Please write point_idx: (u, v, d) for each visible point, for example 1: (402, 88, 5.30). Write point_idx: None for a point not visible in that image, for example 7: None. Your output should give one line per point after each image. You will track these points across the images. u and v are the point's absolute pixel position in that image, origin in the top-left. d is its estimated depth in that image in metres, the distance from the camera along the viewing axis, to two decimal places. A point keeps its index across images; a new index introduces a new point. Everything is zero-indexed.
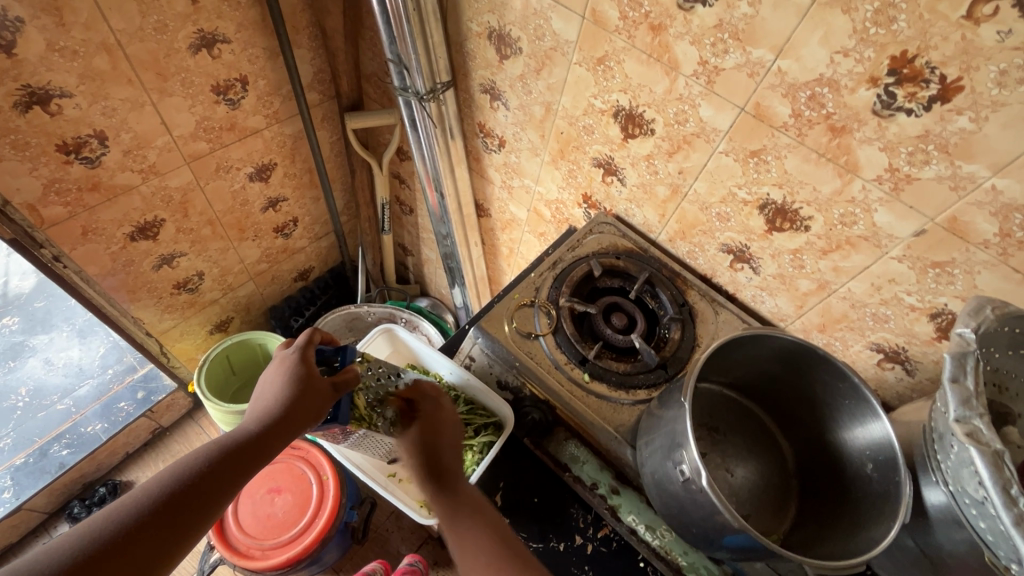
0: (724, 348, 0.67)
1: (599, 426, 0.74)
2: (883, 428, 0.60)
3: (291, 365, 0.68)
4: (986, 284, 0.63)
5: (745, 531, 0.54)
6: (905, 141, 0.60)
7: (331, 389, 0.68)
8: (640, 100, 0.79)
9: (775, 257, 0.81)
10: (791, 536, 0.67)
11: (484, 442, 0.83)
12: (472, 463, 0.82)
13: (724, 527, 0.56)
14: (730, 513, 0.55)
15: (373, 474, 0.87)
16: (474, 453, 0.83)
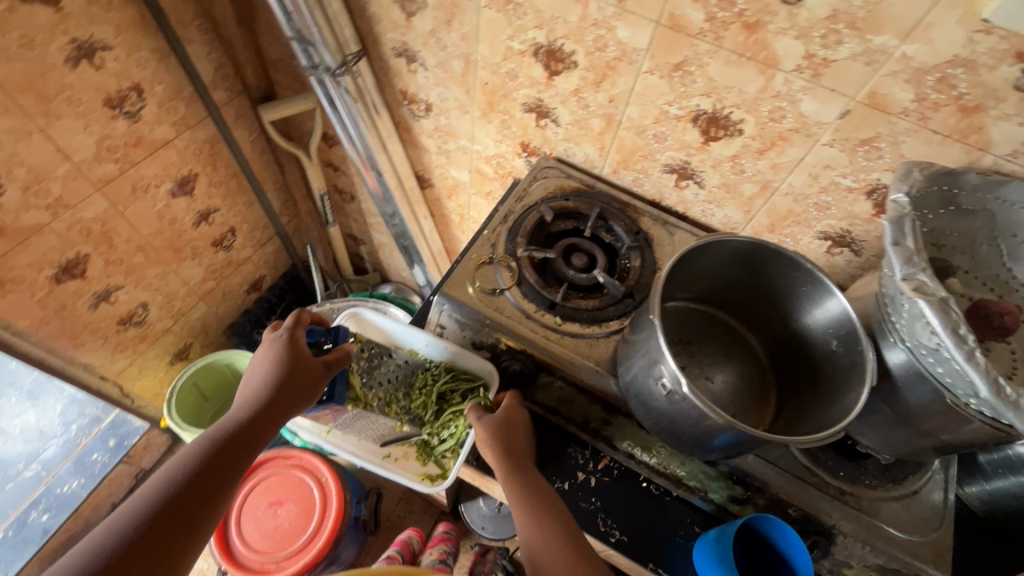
0: (683, 263, 0.68)
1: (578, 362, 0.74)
2: (840, 305, 0.63)
3: (280, 347, 0.75)
4: (912, 151, 0.66)
5: (732, 426, 0.56)
6: (816, 25, 0.61)
7: (323, 368, 0.76)
8: (557, 33, 0.77)
9: (717, 167, 0.82)
10: (774, 425, 0.71)
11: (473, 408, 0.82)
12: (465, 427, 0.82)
13: (713, 427, 0.59)
14: (716, 413, 0.57)
15: (366, 457, 0.84)
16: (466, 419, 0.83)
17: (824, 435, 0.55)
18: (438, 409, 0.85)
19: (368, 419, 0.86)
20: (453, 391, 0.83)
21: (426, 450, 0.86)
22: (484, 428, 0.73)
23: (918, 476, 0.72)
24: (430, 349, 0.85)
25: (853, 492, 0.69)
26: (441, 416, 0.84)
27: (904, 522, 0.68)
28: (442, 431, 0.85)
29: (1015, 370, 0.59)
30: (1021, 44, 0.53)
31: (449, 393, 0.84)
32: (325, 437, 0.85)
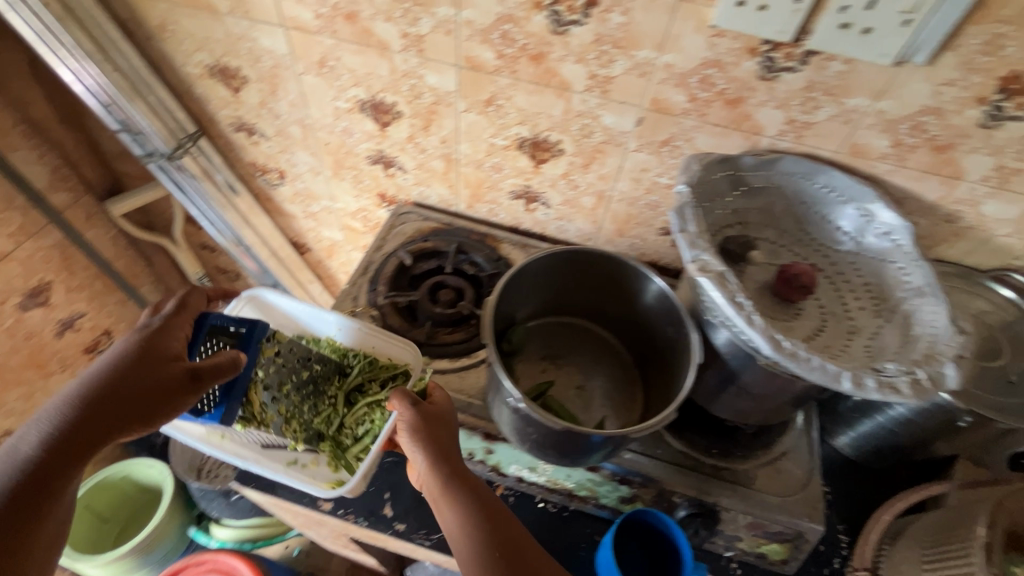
0: (516, 282, 0.71)
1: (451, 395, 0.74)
2: (666, 294, 0.68)
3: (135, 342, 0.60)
4: (705, 144, 0.73)
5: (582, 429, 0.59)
6: (587, 49, 0.67)
7: (189, 380, 0.59)
8: (375, 88, 0.80)
9: (556, 186, 0.87)
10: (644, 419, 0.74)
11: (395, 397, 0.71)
12: (380, 423, 0.70)
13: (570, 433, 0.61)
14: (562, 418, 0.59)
15: (264, 464, 0.67)
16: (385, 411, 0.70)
17: (661, 415, 0.58)
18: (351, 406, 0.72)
19: (253, 426, 0.67)
20: (371, 382, 0.72)
21: (337, 454, 0.70)
22: (412, 422, 0.62)
23: (784, 436, 0.76)
24: (347, 335, 0.76)
25: (728, 465, 0.72)
26: (354, 410, 0.71)
27: (780, 484, 0.72)
28: (357, 428, 0.71)
29: (824, 322, 0.65)
30: (750, 41, 0.61)
31: (367, 383, 0.73)
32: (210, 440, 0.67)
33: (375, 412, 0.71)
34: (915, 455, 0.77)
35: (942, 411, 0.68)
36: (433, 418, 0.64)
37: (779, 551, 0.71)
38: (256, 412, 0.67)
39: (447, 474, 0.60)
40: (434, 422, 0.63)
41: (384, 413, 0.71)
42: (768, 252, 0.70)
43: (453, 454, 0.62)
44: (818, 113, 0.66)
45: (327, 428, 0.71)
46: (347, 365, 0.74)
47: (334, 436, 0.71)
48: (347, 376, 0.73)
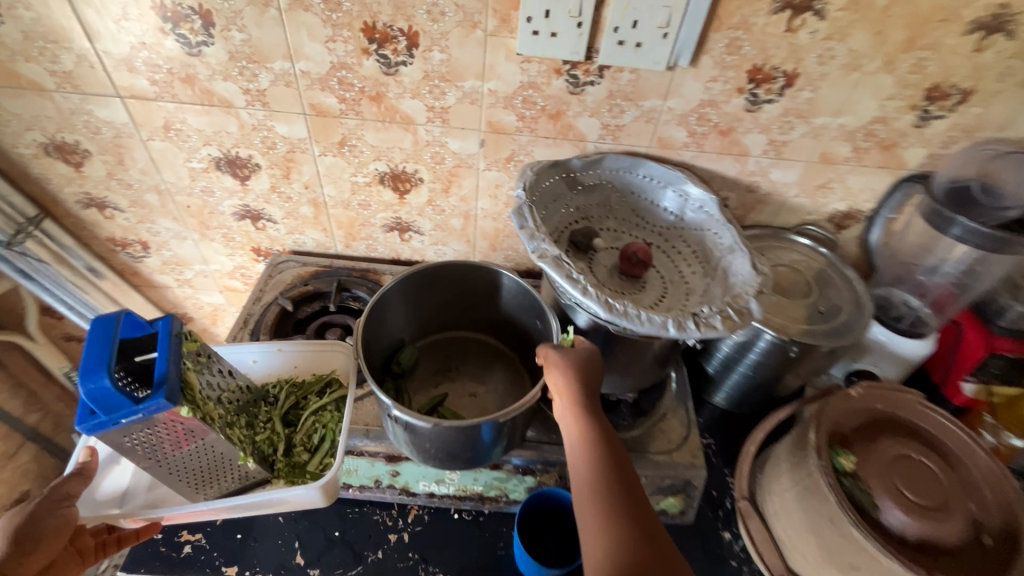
0: (382, 308, 0.74)
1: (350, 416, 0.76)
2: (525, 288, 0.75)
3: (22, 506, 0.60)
4: (543, 155, 0.83)
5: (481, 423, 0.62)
6: (419, 85, 0.74)
7: (77, 475, 0.64)
8: (227, 144, 0.82)
9: (424, 214, 0.92)
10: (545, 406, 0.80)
11: (338, 399, 0.76)
12: (336, 421, 0.73)
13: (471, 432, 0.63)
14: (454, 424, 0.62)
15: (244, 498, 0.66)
16: (333, 413, 0.74)
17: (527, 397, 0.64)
18: (296, 423, 0.73)
19: (203, 452, 0.61)
20: (305, 397, 0.75)
21: (295, 473, 0.70)
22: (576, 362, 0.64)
23: (663, 399, 0.85)
24: (261, 365, 0.79)
25: (618, 436, 0.79)
26: (299, 427, 0.72)
27: (665, 441, 0.80)
28: (309, 441, 0.72)
29: (665, 290, 0.75)
30: (553, 63, 0.72)
31: (301, 399, 0.75)
32: (156, 507, 0.66)
33: (325, 416, 0.74)
34: (771, 393, 0.89)
35: (776, 347, 0.80)
36: (586, 367, 0.65)
37: (677, 504, 0.78)
38: (200, 401, 0.57)
39: (593, 428, 0.61)
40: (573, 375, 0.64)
41: (334, 415, 0.74)
42: (610, 238, 0.80)
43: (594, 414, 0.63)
44: (624, 116, 0.77)
45: (274, 452, 0.70)
46: (269, 395, 0.75)
47: (285, 458, 0.70)
48: (274, 402, 0.74)
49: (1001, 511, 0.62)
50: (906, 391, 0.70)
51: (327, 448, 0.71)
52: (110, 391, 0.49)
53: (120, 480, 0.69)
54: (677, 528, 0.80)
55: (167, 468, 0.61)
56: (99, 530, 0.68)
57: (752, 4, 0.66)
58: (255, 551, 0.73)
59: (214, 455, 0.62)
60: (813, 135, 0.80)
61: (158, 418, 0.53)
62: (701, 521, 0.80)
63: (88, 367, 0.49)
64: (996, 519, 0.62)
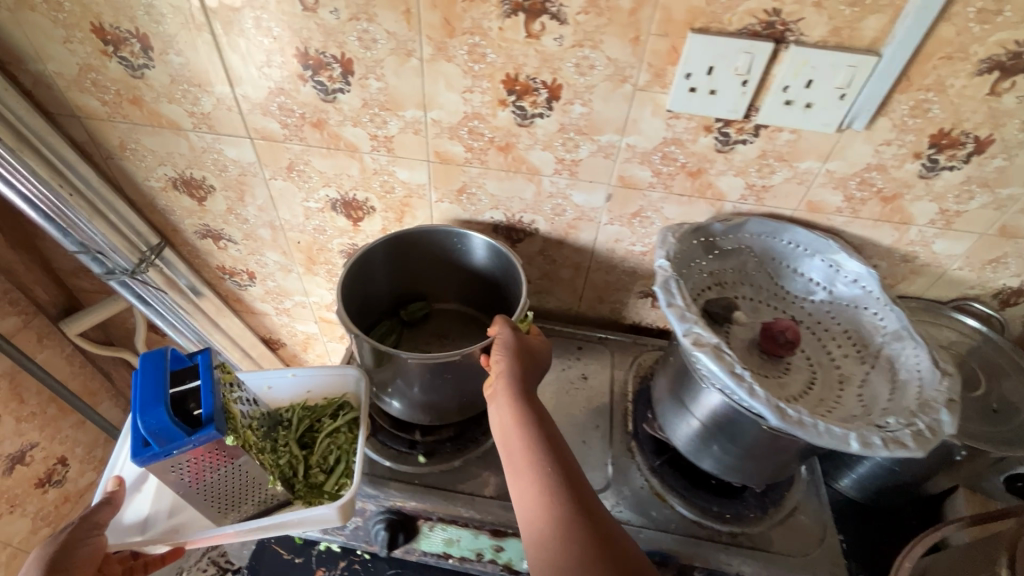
0: (365, 265, 0.76)
1: (404, 469, 0.72)
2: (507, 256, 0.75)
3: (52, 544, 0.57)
4: (673, 213, 0.76)
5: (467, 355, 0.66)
6: (553, 137, 0.70)
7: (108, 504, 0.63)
8: (346, 186, 0.81)
9: (532, 262, 0.88)
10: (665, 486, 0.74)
11: (350, 422, 0.76)
12: (349, 443, 0.74)
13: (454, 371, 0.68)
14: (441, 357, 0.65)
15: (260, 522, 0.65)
16: (348, 434, 0.75)
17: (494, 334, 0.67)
18: (312, 445, 0.74)
19: (235, 471, 0.60)
20: (319, 420, 0.76)
21: (313, 494, 0.69)
22: (513, 340, 0.66)
23: (793, 489, 0.76)
24: (276, 391, 0.80)
25: (744, 530, 0.72)
26: (315, 449, 0.73)
27: (796, 542, 0.71)
28: (324, 462, 0.72)
29: (813, 374, 0.67)
30: (704, 120, 0.66)
31: (315, 423, 0.76)
32: (180, 533, 0.65)
33: (339, 438, 0.74)
34: (920, 492, 0.78)
35: (940, 448, 0.69)
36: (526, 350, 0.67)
37: None
38: (239, 431, 0.58)
39: (528, 404, 0.61)
40: (512, 347, 0.65)
41: (348, 436, 0.75)
42: (748, 309, 0.72)
43: (531, 390, 0.63)
44: (774, 177, 0.70)
45: (293, 475, 0.70)
46: (285, 419, 0.76)
47: (304, 480, 0.70)
48: (290, 425, 0.75)
49: None
50: None
51: (344, 469, 0.72)
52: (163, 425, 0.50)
53: (142, 508, 0.68)
54: None
55: (200, 491, 0.59)
56: (124, 558, 0.66)
57: (953, 64, 0.57)
58: None
59: (248, 478, 0.62)
60: (996, 206, 0.70)
61: (206, 449, 0.53)
62: None
63: (143, 404, 0.50)
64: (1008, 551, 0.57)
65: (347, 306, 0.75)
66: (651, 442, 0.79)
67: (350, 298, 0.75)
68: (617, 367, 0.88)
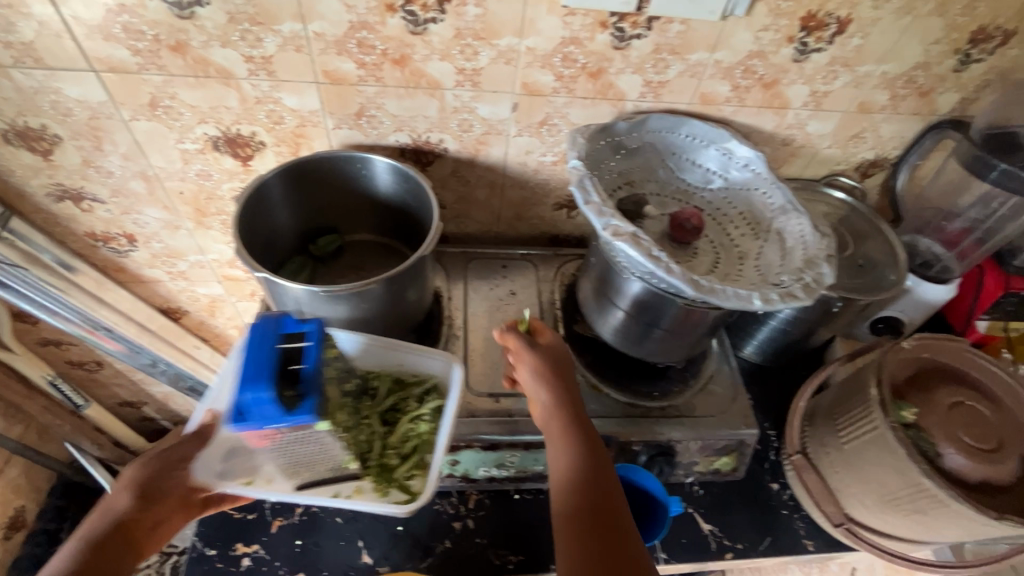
0: (264, 196, 0.69)
1: None
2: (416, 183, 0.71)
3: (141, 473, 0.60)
4: (578, 117, 0.77)
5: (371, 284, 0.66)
6: (450, 44, 0.67)
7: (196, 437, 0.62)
8: (227, 121, 0.72)
9: (446, 186, 0.86)
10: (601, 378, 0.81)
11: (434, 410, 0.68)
12: (429, 433, 0.67)
13: (360, 298, 0.67)
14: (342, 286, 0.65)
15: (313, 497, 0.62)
16: (430, 424, 0.67)
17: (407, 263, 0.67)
18: (393, 423, 0.68)
19: (303, 442, 0.57)
20: (406, 399, 0.69)
21: (383, 478, 0.65)
22: (533, 358, 0.66)
23: (706, 362, 0.85)
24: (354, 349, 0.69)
25: (670, 403, 0.80)
26: (396, 429, 0.67)
27: (715, 404, 0.81)
28: (401, 446, 0.66)
29: (717, 255, 0.74)
30: (599, 15, 0.65)
31: (402, 401, 0.69)
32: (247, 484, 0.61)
33: (419, 424, 0.67)
34: (806, 345, 0.91)
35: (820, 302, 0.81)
36: (553, 360, 0.67)
37: (731, 463, 0.80)
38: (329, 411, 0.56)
39: (558, 418, 0.63)
40: (534, 365, 0.66)
41: (430, 423, 0.68)
42: (657, 203, 0.77)
43: (568, 402, 0.64)
44: (669, 71, 0.73)
45: (369, 451, 0.65)
46: (371, 387, 0.70)
47: (378, 457, 0.65)
48: (375, 398, 0.69)
49: None
50: (952, 339, 0.73)
51: (418, 459, 0.66)
52: (263, 400, 0.49)
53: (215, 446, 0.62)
54: (728, 484, 0.82)
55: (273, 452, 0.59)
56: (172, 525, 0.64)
57: None
58: (321, 555, 0.71)
59: (322, 451, 0.60)
60: (855, 84, 0.78)
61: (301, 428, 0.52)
62: (750, 475, 0.83)
63: (247, 378, 0.49)
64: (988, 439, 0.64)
65: (249, 243, 0.70)
66: (582, 342, 0.84)
67: (250, 234, 0.70)
68: (542, 280, 0.91)
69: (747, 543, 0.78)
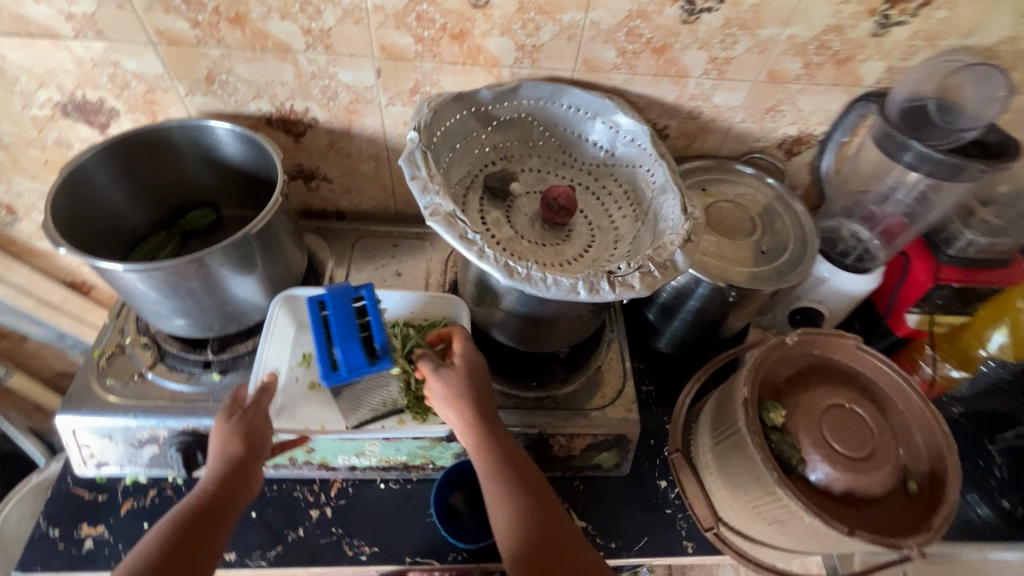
0: (91, 180, 0.66)
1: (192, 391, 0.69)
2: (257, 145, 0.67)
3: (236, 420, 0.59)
4: (452, 85, 0.71)
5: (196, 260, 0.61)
6: (287, 1, 0.61)
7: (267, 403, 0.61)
8: (68, 85, 0.68)
9: (327, 159, 0.81)
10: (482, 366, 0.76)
11: None
12: None
13: (190, 277, 0.62)
14: (160, 265, 0.60)
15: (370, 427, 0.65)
16: None
17: (233, 238, 0.63)
18: None
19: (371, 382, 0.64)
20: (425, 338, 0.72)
21: (419, 407, 0.67)
22: (450, 384, 0.61)
23: (599, 351, 0.81)
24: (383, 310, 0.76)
25: (549, 394, 0.75)
26: None
27: (598, 397, 0.76)
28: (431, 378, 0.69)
29: (592, 238, 0.68)
30: None
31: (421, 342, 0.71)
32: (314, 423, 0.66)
33: None
34: (717, 335, 0.85)
35: (715, 291, 0.74)
36: (470, 381, 0.62)
37: (613, 459, 0.76)
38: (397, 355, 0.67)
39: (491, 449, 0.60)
40: (452, 387, 0.61)
41: None
42: (528, 180, 0.71)
43: (493, 427, 0.62)
44: (541, 34, 0.66)
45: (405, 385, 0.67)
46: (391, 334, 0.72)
47: (411, 391, 0.67)
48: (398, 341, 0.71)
49: (929, 454, 0.60)
50: (843, 335, 0.66)
51: None
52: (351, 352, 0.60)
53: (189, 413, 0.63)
54: (612, 480, 0.78)
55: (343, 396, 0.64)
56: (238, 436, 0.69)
57: None
58: None
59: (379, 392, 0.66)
60: (760, 49, 0.70)
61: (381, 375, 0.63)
62: (637, 471, 0.79)
63: (342, 338, 0.61)
64: (924, 464, 0.60)
65: (79, 231, 0.67)
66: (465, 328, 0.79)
67: (81, 221, 0.67)
68: (434, 261, 0.85)
69: (623, 542, 0.73)
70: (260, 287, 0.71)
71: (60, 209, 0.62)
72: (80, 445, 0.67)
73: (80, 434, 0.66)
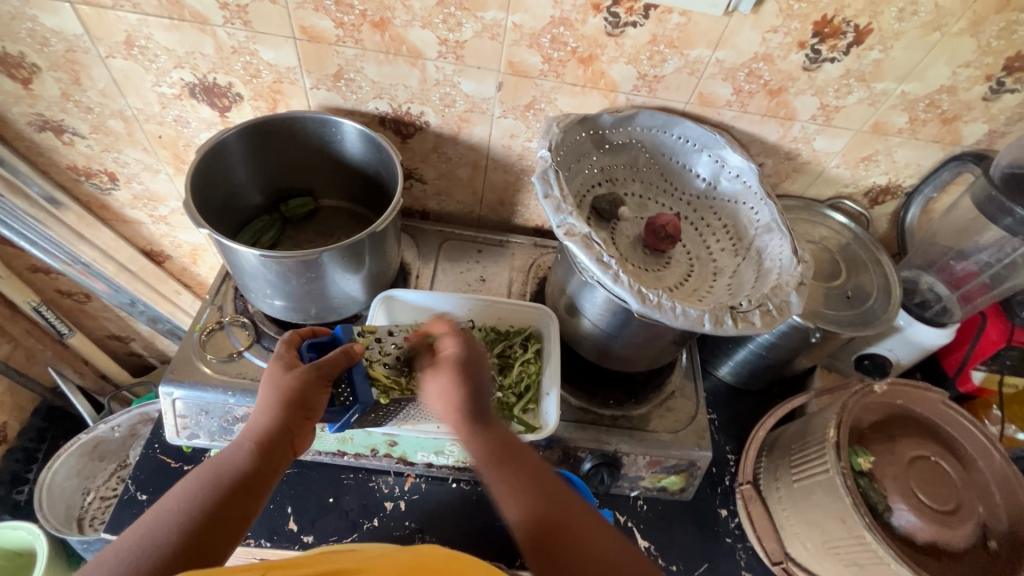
0: (219, 160, 0.68)
1: None
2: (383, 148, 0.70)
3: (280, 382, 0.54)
4: (566, 104, 0.73)
5: (319, 253, 0.63)
6: (432, 12, 0.64)
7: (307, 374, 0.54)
8: (202, 69, 0.70)
9: (427, 161, 0.83)
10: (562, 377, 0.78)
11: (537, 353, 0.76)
12: (536, 372, 0.73)
13: (307, 266, 0.65)
14: (285, 253, 0.62)
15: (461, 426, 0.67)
16: (536, 364, 0.74)
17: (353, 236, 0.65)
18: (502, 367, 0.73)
19: None
20: (510, 346, 0.75)
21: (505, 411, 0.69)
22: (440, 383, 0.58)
23: (671, 376, 0.82)
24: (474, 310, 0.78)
25: (624, 414, 0.77)
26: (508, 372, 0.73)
27: (671, 421, 0.77)
28: (516, 386, 0.72)
29: (691, 268, 0.70)
30: None
31: (507, 349, 0.75)
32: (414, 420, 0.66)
33: (528, 367, 0.73)
34: (786, 374, 0.86)
35: (797, 330, 0.75)
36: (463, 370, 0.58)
37: (679, 483, 0.77)
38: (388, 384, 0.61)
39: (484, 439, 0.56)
40: (443, 382, 0.58)
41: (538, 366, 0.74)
42: (631, 205, 0.73)
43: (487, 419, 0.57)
44: (665, 66, 0.68)
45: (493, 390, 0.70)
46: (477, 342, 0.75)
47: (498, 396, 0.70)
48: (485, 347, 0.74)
49: (1010, 515, 0.61)
50: (930, 389, 0.67)
51: (532, 396, 0.72)
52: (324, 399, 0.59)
53: None
54: (674, 503, 0.79)
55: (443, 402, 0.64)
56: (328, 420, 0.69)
57: None
58: None
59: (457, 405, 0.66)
60: (871, 101, 0.72)
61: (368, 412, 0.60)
62: (699, 498, 0.80)
63: None
64: (1003, 523, 0.61)
65: (203, 208, 0.69)
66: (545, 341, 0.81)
67: (205, 200, 0.70)
68: (516, 271, 0.87)
69: (683, 566, 0.75)
70: (358, 283, 0.73)
71: (195, 183, 0.65)
72: (176, 416, 0.69)
73: (178, 404, 0.68)
